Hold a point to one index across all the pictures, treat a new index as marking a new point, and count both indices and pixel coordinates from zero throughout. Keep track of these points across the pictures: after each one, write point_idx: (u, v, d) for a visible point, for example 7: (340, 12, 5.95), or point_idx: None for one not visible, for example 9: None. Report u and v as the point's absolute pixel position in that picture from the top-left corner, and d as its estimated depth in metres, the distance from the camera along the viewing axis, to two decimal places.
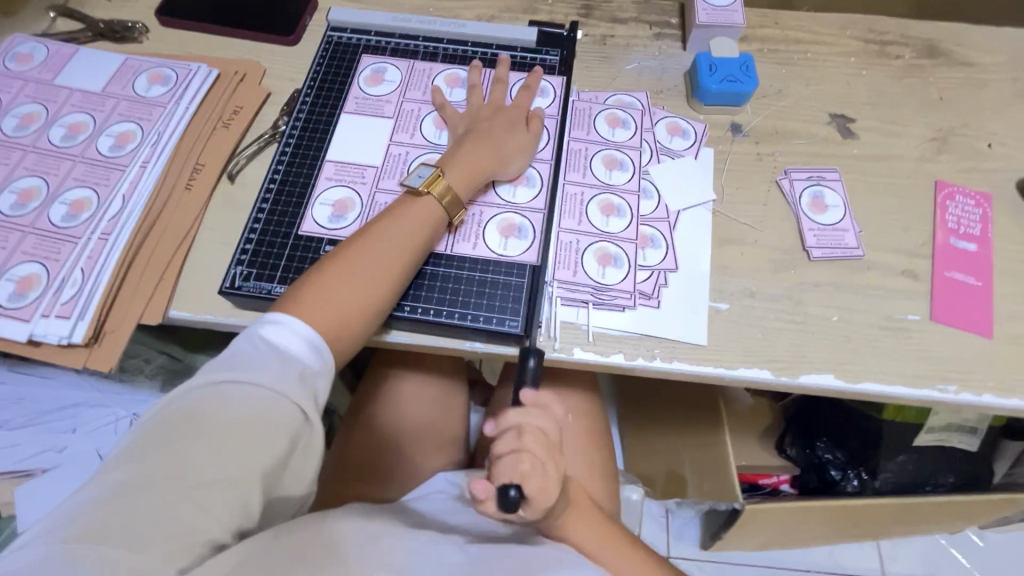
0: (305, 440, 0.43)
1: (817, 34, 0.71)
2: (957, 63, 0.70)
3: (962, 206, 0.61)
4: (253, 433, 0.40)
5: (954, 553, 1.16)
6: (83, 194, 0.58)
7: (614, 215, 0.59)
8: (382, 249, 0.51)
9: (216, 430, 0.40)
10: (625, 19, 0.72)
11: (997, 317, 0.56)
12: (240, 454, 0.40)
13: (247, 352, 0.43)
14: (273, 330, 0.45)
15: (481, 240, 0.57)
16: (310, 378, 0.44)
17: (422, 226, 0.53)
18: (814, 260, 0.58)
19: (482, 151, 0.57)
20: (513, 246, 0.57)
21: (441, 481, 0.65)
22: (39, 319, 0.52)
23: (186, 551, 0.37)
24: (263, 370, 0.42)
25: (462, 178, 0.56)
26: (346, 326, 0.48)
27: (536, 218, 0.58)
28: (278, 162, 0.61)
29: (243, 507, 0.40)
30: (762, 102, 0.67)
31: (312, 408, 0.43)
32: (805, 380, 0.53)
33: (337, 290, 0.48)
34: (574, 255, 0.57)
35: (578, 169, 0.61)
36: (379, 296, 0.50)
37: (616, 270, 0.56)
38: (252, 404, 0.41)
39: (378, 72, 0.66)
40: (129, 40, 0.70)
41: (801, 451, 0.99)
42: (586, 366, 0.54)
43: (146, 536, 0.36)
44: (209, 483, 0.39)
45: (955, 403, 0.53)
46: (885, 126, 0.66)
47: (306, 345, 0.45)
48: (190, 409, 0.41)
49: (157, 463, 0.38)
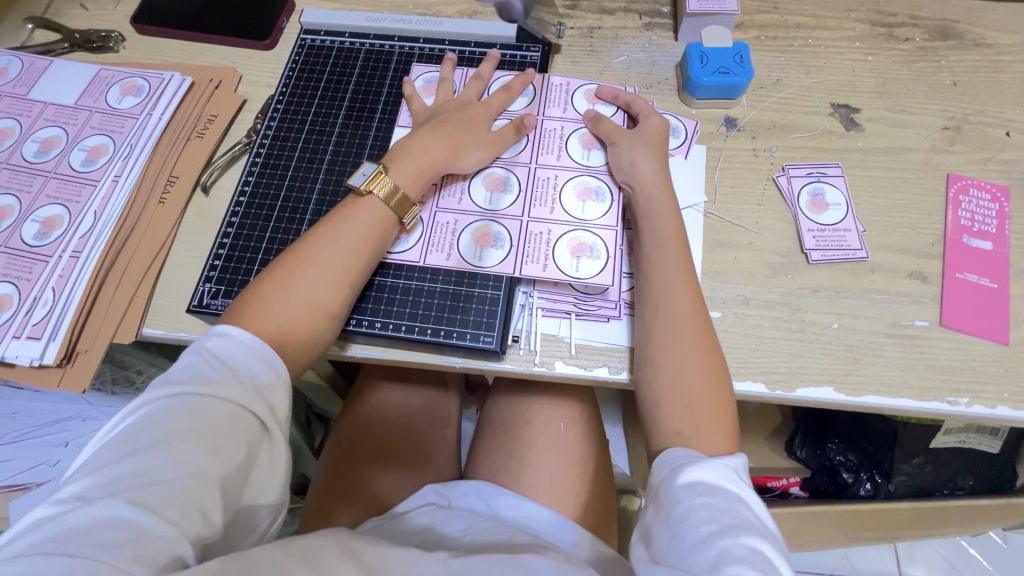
0: (265, 447, 0.42)
1: (820, 18, 0.67)
2: (973, 45, 0.65)
3: (977, 201, 0.57)
4: (210, 437, 0.39)
5: (975, 554, 1.12)
6: (55, 212, 0.57)
7: (592, 200, 0.56)
8: (330, 251, 0.49)
9: (168, 441, 0.39)
10: (613, 9, 0.68)
11: (1013, 323, 0.52)
12: (196, 463, 0.38)
13: (194, 365, 0.42)
14: (219, 341, 0.44)
15: (453, 248, 0.54)
16: (265, 388, 0.43)
17: (370, 230, 0.51)
18: (814, 263, 0.55)
19: (435, 145, 0.55)
20: (490, 255, 0.54)
21: (429, 493, 0.60)
22: (10, 341, 0.52)
23: (150, 557, 0.34)
24: (215, 380, 0.41)
25: (409, 177, 0.53)
26: (293, 335, 0.46)
27: (512, 224, 0.55)
28: (250, 172, 0.60)
29: (205, 513, 0.37)
30: (758, 93, 0.63)
31: (268, 415, 0.42)
32: (801, 395, 0.50)
33: (291, 296, 0.47)
34: (545, 249, 0.53)
35: (553, 157, 0.58)
36: (330, 300, 0.48)
37: (593, 261, 0.52)
38: (204, 413, 0.40)
39: (430, 82, 0.63)
40: (105, 49, 0.69)
41: (811, 452, 0.95)
42: (569, 380, 0.52)
43: (104, 544, 0.33)
44: (166, 490, 0.37)
45: (966, 416, 0.50)
46: (893, 116, 0.61)
47: (255, 354, 0.44)
48: (142, 423, 0.40)
49: (109, 478, 0.37)
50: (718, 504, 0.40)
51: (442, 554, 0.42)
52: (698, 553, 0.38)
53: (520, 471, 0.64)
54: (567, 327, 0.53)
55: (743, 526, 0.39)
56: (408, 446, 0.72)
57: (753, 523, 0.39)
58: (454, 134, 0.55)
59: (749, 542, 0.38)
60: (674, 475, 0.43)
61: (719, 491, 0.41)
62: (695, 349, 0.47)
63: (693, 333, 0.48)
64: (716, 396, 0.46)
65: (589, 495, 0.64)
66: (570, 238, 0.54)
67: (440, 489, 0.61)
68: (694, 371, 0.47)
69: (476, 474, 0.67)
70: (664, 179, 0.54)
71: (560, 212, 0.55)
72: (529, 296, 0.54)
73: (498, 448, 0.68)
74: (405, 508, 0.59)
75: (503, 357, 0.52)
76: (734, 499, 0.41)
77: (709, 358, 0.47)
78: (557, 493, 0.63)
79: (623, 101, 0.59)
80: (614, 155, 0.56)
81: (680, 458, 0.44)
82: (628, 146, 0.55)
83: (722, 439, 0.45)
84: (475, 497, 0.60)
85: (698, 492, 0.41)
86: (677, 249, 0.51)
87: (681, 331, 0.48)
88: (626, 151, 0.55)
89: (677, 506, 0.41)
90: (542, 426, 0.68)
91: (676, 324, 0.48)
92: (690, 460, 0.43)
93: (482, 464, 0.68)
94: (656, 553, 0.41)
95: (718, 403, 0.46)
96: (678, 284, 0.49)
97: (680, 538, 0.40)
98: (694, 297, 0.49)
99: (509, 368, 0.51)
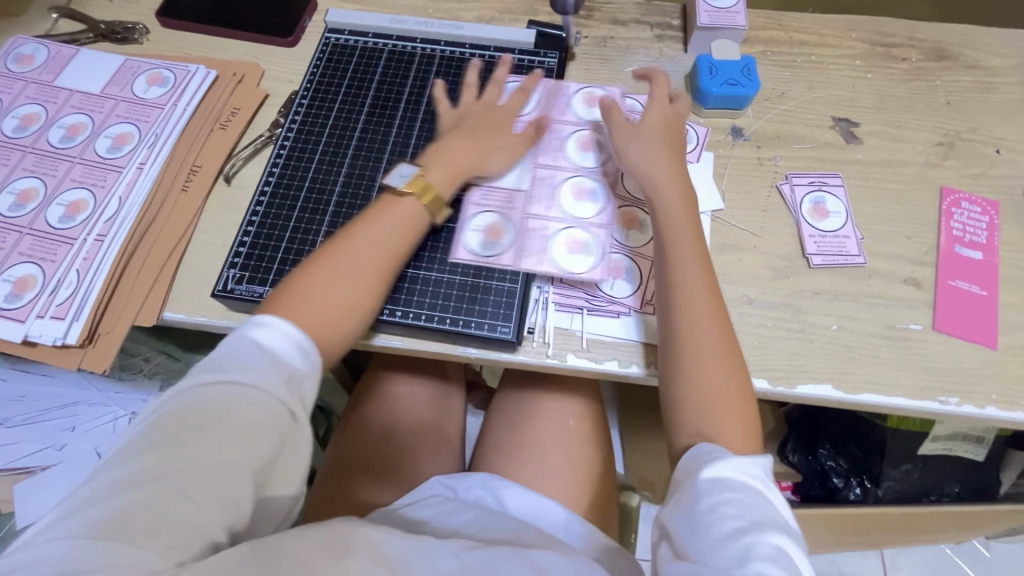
0: (295, 437, 0.43)
1: (822, 36, 0.70)
2: (967, 66, 0.68)
3: (968, 214, 0.60)
4: (243, 429, 0.40)
5: (959, 562, 1.15)
6: (80, 196, 0.58)
7: (586, 199, 0.58)
8: (366, 248, 0.51)
9: (203, 430, 0.40)
10: (626, 21, 0.71)
11: (1001, 328, 0.55)
12: (228, 453, 0.39)
13: (234, 357, 0.43)
14: (259, 334, 0.44)
15: (545, 254, 0.56)
16: (298, 380, 0.44)
17: (401, 229, 0.53)
18: (815, 267, 0.57)
19: (466, 148, 0.57)
20: (577, 261, 0.55)
21: (437, 485, 0.62)
22: (34, 320, 0.53)
23: (184, 545, 0.36)
24: (254, 371, 0.42)
25: (443, 177, 0.56)
26: (335, 333, 0.48)
27: (597, 234, 0.57)
28: (274, 164, 0.61)
29: (238, 499, 0.39)
30: (764, 105, 0.66)
31: (298, 406, 0.43)
32: (802, 391, 0.52)
33: (323, 292, 0.48)
34: (542, 244, 0.56)
35: (550, 157, 0.61)
36: (365, 295, 0.50)
37: (587, 259, 0.56)
38: (241, 404, 0.41)
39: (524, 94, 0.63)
40: (130, 41, 0.70)
41: (803, 458, 0.99)
42: (580, 373, 0.54)
43: (142, 530, 0.35)
44: (199, 479, 0.38)
45: (956, 416, 0.52)
46: (890, 131, 0.64)
47: (290, 348, 0.44)
48: (177, 411, 0.40)
49: (146, 466, 0.38)
50: (708, 497, 0.41)
51: (456, 546, 0.43)
52: (724, 552, 0.39)
53: (523, 464, 0.66)
54: (579, 322, 0.55)
55: (771, 523, 0.40)
56: (416, 440, 0.73)
57: (778, 521, 0.40)
58: (481, 141, 0.58)
59: (775, 543, 0.39)
60: (699, 470, 0.43)
61: (748, 490, 0.42)
62: (717, 355, 0.48)
63: (720, 347, 0.48)
64: (729, 397, 0.47)
65: (592, 488, 0.66)
66: (567, 235, 0.57)
67: (448, 482, 0.62)
68: (703, 374, 0.48)
69: (481, 465, 0.69)
70: (698, 250, 0.51)
71: (557, 210, 0.58)
72: (544, 290, 0.56)
73: (503, 441, 0.69)
74: (412, 498, 0.60)
75: (516, 348, 0.53)
76: (757, 494, 0.41)
77: (729, 365, 0.48)
78: (561, 486, 0.65)
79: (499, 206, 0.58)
80: (631, 155, 0.56)
81: (705, 454, 0.44)
82: (634, 146, 0.56)
83: (744, 440, 0.46)
84: (481, 488, 0.61)
85: (724, 487, 0.41)
86: (737, 394, 0.48)
87: (699, 358, 0.48)
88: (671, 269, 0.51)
89: (711, 558, 0.39)
90: (546, 422, 0.70)
91: (692, 341, 0.48)
92: (716, 456, 0.43)
93: (488, 456, 0.69)
94: (678, 550, 0.41)
95: (740, 404, 0.47)
96: (704, 348, 0.48)
97: (702, 531, 0.40)
98: (721, 329, 0.49)
99: (523, 359, 0.53)
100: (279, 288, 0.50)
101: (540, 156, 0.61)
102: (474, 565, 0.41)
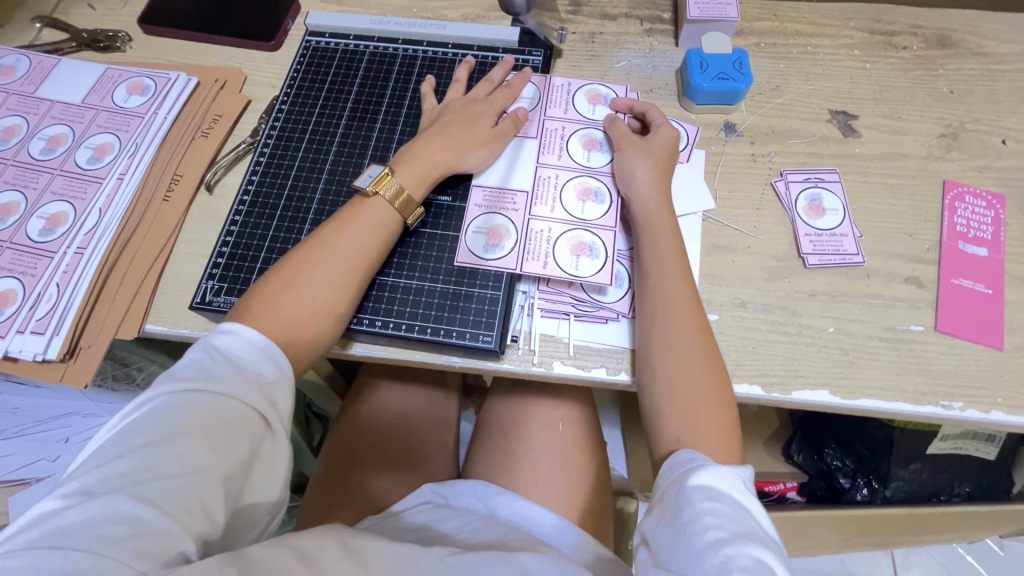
0: (267, 444, 0.42)
1: (819, 26, 0.68)
2: (971, 53, 0.65)
3: (973, 208, 0.57)
4: (212, 435, 0.39)
5: (972, 561, 1.12)
6: (61, 209, 0.57)
7: (592, 200, 0.56)
8: (336, 251, 0.50)
9: (172, 437, 0.39)
10: (615, 15, 0.69)
11: (1008, 328, 0.53)
12: (198, 459, 0.38)
13: (201, 363, 0.42)
14: (227, 340, 0.44)
15: (551, 255, 0.54)
16: (269, 386, 0.44)
17: (374, 231, 0.52)
18: (811, 267, 0.55)
19: (440, 147, 0.55)
20: (586, 265, 0.53)
21: (427, 492, 0.60)
22: (14, 336, 0.52)
23: (153, 552, 0.34)
24: (223, 378, 0.42)
25: (414, 178, 0.54)
26: (301, 337, 0.47)
27: (607, 235, 0.54)
28: (253, 172, 0.60)
29: (209, 507, 0.37)
30: (757, 99, 0.64)
31: (271, 412, 0.43)
32: (797, 397, 0.50)
33: (294, 296, 0.48)
34: (545, 246, 0.54)
35: (554, 156, 0.59)
36: (336, 299, 0.49)
37: (592, 260, 0.53)
38: (209, 409, 0.40)
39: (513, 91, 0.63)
40: (112, 49, 0.70)
41: (808, 457, 0.95)
42: (567, 380, 0.52)
43: (109, 537, 0.33)
44: (168, 486, 0.37)
45: (960, 420, 0.50)
46: (890, 123, 0.62)
47: (260, 352, 0.44)
48: (144, 419, 0.40)
49: (113, 473, 0.37)
50: (683, 514, 0.40)
51: (440, 550, 0.41)
52: (704, 562, 0.37)
53: (516, 471, 0.65)
54: (565, 328, 0.53)
55: (751, 536, 0.38)
56: (407, 447, 0.72)
57: (759, 534, 0.38)
58: (461, 137, 0.56)
59: (756, 554, 0.37)
60: (684, 479, 0.42)
61: (728, 499, 0.40)
62: (693, 354, 0.48)
63: (697, 346, 0.48)
64: (708, 399, 0.47)
65: (586, 495, 0.64)
66: (567, 236, 0.55)
67: (438, 488, 0.61)
68: (678, 374, 0.47)
69: (474, 472, 0.68)
70: (684, 269, 0.51)
71: (560, 211, 0.56)
72: (529, 295, 0.54)
73: (496, 448, 0.68)
74: (402, 508, 0.59)
75: (501, 357, 0.52)
76: (741, 506, 0.40)
77: (706, 364, 0.48)
78: (554, 493, 0.63)
79: (495, 207, 0.56)
80: (618, 162, 0.56)
81: (690, 462, 0.43)
82: (632, 154, 0.56)
83: (723, 447, 0.45)
84: (472, 496, 0.59)
85: (706, 496, 0.40)
86: (715, 401, 0.47)
87: (676, 355, 0.48)
88: (653, 270, 0.51)
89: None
90: (539, 427, 0.68)
91: (673, 340, 0.48)
92: (700, 464, 0.42)
93: (480, 463, 0.68)
94: (657, 558, 0.40)
95: (718, 407, 0.46)
96: (682, 346, 0.48)
97: (684, 542, 0.38)
98: (702, 332, 0.49)
99: (507, 368, 0.52)
100: (248, 291, 0.49)
101: (543, 156, 0.59)
102: (458, 569, 0.39)
